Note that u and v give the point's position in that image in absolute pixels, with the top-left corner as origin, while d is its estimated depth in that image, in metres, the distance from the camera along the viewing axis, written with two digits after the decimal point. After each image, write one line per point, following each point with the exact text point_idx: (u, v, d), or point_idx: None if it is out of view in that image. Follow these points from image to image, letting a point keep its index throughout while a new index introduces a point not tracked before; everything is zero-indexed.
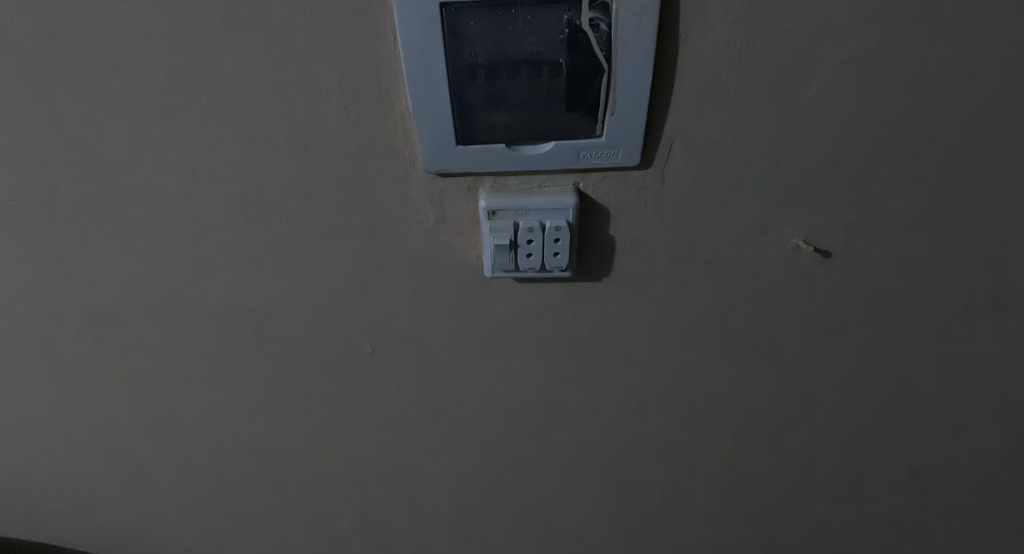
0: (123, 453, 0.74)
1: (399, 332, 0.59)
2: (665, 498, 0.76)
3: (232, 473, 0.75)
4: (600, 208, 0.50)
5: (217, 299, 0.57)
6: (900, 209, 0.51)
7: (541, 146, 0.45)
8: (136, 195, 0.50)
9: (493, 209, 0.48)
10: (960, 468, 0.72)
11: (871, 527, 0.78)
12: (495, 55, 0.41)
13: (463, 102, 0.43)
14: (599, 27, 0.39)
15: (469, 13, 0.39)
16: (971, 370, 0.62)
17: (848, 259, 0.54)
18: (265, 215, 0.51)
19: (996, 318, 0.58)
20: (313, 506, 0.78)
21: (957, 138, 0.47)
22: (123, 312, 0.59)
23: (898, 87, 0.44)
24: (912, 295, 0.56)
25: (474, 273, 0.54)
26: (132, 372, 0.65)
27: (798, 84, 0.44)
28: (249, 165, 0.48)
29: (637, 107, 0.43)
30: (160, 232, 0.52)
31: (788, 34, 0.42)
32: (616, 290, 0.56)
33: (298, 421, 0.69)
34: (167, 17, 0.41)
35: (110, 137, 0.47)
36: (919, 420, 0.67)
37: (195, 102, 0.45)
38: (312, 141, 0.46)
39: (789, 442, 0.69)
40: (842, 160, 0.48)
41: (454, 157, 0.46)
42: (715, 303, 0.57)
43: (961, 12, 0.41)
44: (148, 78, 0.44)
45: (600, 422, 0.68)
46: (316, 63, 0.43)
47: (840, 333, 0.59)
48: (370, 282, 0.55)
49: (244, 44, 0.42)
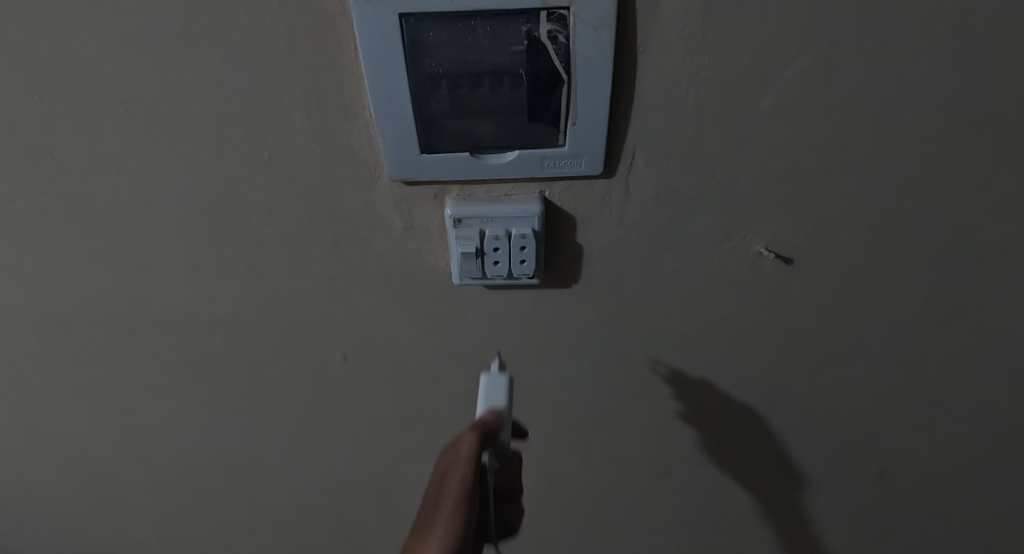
0: (97, 458, 0.74)
1: (371, 335, 0.60)
2: (637, 493, 0.78)
3: (209, 474, 0.76)
4: (567, 216, 0.51)
5: (187, 307, 0.57)
6: (858, 218, 0.52)
7: (505, 154, 0.46)
8: (98, 203, 0.50)
9: (459, 217, 0.49)
10: (923, 466, 0.74)
11: (840, 520, 0.81)
12: (456, 66, 0.41)
13: (426, 111, 0.43)
14: (558, 38, 0.40)
15: (427, 25, 0.39)
16: (929, 371, 0.64)
17: (810, 265, 0.55)
18: (232, 223, 0.51)
19: (953, 322, 0.59)
20: (294, 505, 0.80)
21: (909, 149, 0.48)
22: (89, 319, 0.59)
23: (851, 99, 0.45)
24: (871, 300, 0.57)
25: (444, 279, 0.55)
26: (102, 378, 0.64)
27: (756, 95, 0.45)
28: (212, 173, 0.48)
29: (598, 117, 0.43)
30: (123, 239, 0.52)
31: (744, 46, 0.42)
32: (585, 296, 0.57)
33: (274, 424, 0.69)
34: (120, 25, 0.40)
35: (67, 145, 0.46)
36: (881, 420, 0.69)
37: (155, 110, 0.44)
38: (276, 150, 0.46)
39: (756, 440, 0.71)
40: (800, 170, 0.49)
41: (418, 167, 0.46)
42: (680, 308, 0.58)
43: (910, 26, 0.42)
44: (104, 86, 0.43)
45: (571, 419, 0.69)
46: (275, 72, 0.43)
47: (803, 336, 0.60)
48: (340, 288, 0.56)
49: (202, 52, 0.42)
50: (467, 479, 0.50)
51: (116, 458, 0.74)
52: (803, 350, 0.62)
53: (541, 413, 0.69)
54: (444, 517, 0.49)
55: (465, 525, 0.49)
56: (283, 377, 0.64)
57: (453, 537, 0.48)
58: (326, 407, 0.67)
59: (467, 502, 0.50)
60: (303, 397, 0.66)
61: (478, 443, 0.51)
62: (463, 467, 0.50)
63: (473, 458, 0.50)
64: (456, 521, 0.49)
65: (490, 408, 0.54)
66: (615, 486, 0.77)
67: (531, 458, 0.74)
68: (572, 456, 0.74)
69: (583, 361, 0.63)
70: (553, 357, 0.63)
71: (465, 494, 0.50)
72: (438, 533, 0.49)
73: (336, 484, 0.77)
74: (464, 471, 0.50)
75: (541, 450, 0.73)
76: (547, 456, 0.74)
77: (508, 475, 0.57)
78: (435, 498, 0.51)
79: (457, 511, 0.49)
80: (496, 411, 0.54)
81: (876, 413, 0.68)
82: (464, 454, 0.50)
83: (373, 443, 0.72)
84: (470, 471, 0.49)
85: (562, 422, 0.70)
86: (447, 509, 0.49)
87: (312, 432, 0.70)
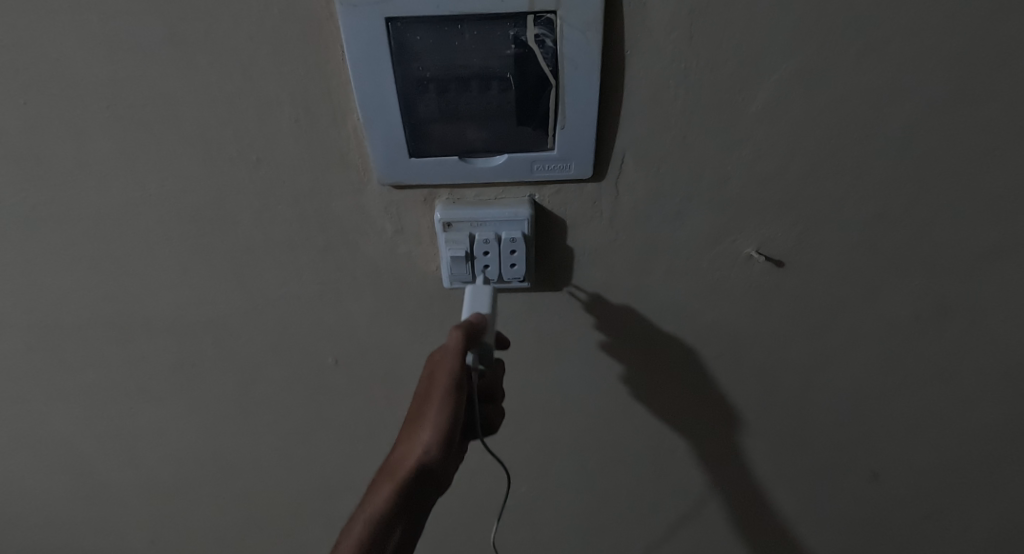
0: (88, 463, 0.74)
1: (362, 339, 0.60)
2: (631, 495, 0.78)
3: (201, 478, 0.75)
4: (557, 219, 0.51)
5: (176, 311, 0.57)
6: (848, 220, 0.52)
7: (494, 158, 0.46)
8: (86, 208, 0.50)
9: (448, 221, 0.49)
10: (916, 468, 0.74)
11: (834, 522, 0.81)
12: (444, 70, 0.41)
13: (414, 115, 0.43)
14: (545, 42, 0.40)
15: (415, 29, 0.39)
16: (921, 373, 0.64)
17: (800, 268, 0.55)
18: (221, 227, 0.51)
19: (944, 325, 0.59)
20: (287, 509, 0.79)
21: (898, 152, 0.48)
22: (77, 324, 0.58)
23: (839, 102, 0.45)
24: (862, 302, 0.57)
25: (435, 282, 0.55)
26: (92, 383, 0.64)
27: (744, 98, 0.45)
28: (200, 177, 0.48)
29: (586, 121, 0.43)
30: (111, 243, 0.52)
31: (732, 50, 0.42)
32: (576, 299, 0.57)
33: (266, 428, 0.69)
34: (105, 29, 0.40)
35: (53, 149, 0.46)
36: (873, 422, 0.69)
37: (141, 114, 0.44)
38: (264, 154, 0.46)
39: (749, 442, 0.71)
40: (789, 173, 0.49)
41: (407, 170, 0.46)
42: (672, 311, 0.58)
43: (897, 29, 0.42)
44: (90, 90, 0.43)
45: (564, 421, 0.69)
46: (262, 76, 0.42)
47: (794, 338, 0.60)
48: (331, 292, 0.56)
49: (188, 56, 0.41)
50: (453, 380, 0.47)
51: (107, 462, 0.74)
52: (794, 352, 0.62)
53: (533, 416, 0.69)
54: (433, 411, 0.49)
55: (452, 424, 0.49)
56: (274, 380, 0.64)
57: (440, 435, 0.48)
58: (318, 410, 0.67)
59: (454, 403, 0.48)
60: (294, 401, 0.66)
61: (463, 346, 0.47)
62: (449, 370, 0.47)
63: (460, 362, 0.47)
64: (444, 418, 0.48)
65: (474, 311, 0.50)
66: (609, 488, 0.77)
67: (524, 461, 0.74)
68: (566, 458, 0.73)
69: (575, 363, 0.63)
70: (546, 360, 0.63)
71: (451, 395, 0.48)
72: (428, 430, 0.49)
73: (329, 488, 0.76)
74: (450, 374, 0.47)
75: (534, 453, 0.73)
76: (541, 458, 0.73)
77: (494, 374, 0.54)
78: (424, 396, 0.50)
79: (445, 410, 0.48)
80: (480, 314, 0.49)
81: (868, 414, 0.68)
82: (449, 357, 0.47)
83: (365, 447, 0.71)
84: (456, 376, 0.47)
85: (555, 425, 0.70)
86: (436, 403, 0.49)
87: (304, 436, 0.70)
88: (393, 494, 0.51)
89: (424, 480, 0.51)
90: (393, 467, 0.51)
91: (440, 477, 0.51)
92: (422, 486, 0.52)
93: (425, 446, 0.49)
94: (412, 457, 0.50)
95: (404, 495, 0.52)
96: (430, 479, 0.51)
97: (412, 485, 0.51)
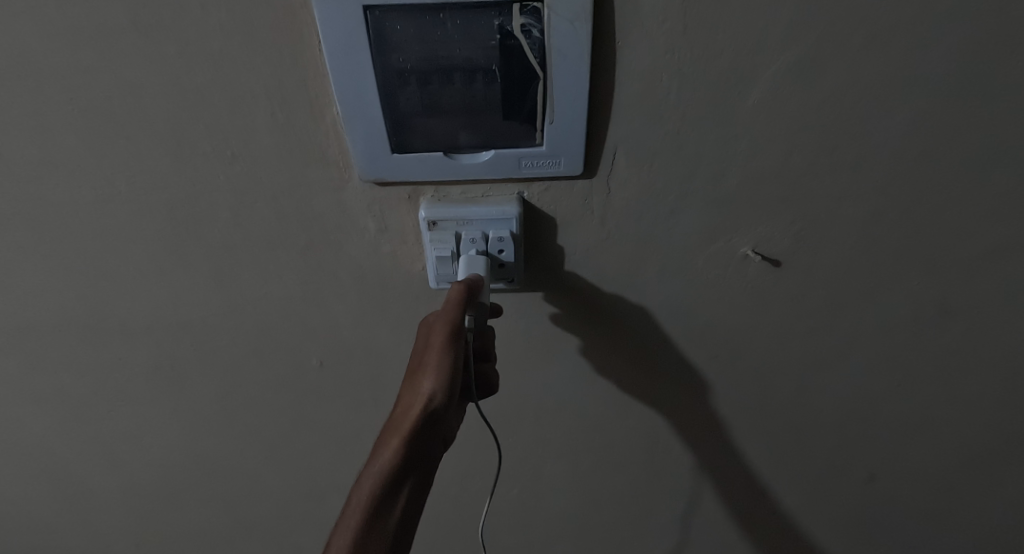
0: (67, 469, 0.72)
1: (347, 341, 0.58)
2: (626, 497, 0.77)
3: (183, 483, 0.74)
4: (546, 217, 0.49)
5: (153, 312, 0.55)
6: (847, 218, 0.50)
7: (481, 154, 0.44)
8: (53, 206, 0.48)
9: (433, 219, 0.47)
10: (913, 468, 0.73)
11: (830, 522, 0.80)
12: (426, 62, 0.39)
13: (396, 109, 0.41)
14: (531, 32, 0.38)
15: (394, 17, 0.37)
16: (918, 374, 0.62)
17: (797, 268, 0.53)
18: (197, 226, 0.49)
19: (944, 325, 0.58)
20: (274, 513, 0.78)
21: (899, 148, 0.46)
22: (48, 327, 0.56)
23: (837, 95, 0.43)
24: (860, 303, 0.56)
25: (421, 283, 0.53)
26: (68, 387, 0.62)
27: (739, 92, 0.43)
28: (173, 174, 0.46)
29: (576, 115, 0.41)
30: (81, 243, 0.50)
31: (727, 42, 0.41)
32: (567, 299, 0.55)
33: (250, 431, 0.67)
34: (64, 16, 0.38)
35: (16, 145, 0.44)
36: (869, 423, 0.67)
37: (108, 107, 0.42)
38: (239, 149, 0.44)
39: (745, 442, 0.70)
40: (787, 170, 0.47)
41: (389, 167, 0.44)
42: (665, 311, 0.56)
43: (897, 21, 0.40)
44: (51, 81, 0.41)
45: (556, 423, 0.68)
46: (234, 68, 0.40)
47: (790, 338, 0.59)
48: (314, 293, 0.54)
49: (154, 47, 0.39)
50: (454, 325, 0.44)
51: (86, 467, 0.72)
52: (790, 353, 0.60)
53: (525, 417, 0.67)
54: (433, 359, 0.44)
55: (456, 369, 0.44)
56: (258, 384, 0.62)
57: (442, 381, 0.43)
58: (303, 414, 0.65)
59: (456, 347, 0.44)
60: (278, 404, 0.64)
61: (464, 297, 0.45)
62: (450, 314, 0.44)
63: (461, 308, 0.44)
64: (447, 363, 0.44)
65: (470, 274, 0.47)
66: (603, 490, 0.76)
67: (516, 463, 0.72)
68: (559, 460, 0.72)
69: (566, 365, 0.62)
70: (537, 360, 0.61)
71: (452, 336, 0.44)
72: (429, 377, 0.44)
73: (317, 491, 0.75)
74: (451, 316, 0.44)
75: (526, 455, 0.71)
76: (532, 461, 0.72)
77: (486, 341, 0.51)
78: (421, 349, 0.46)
79: (448, 352, 0.44)
80: (475, 276, 0.47)
81: (865, 416, 0.67)
82: (451, 303, 0.44)
83: (353, 450, 0.70)
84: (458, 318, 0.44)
85: (547, 426, 0.68)
86: (436, 349, 0.44)
87: (290, 440, 0.68)
88: (394, 458, 0.44)
89: (426, 439, 0.45)
90: (390, 433, 0.45)
91: (442, 433, 0.45)
92: (424, 449, 0.45)
93: (428, 393, 0.43)
94: (412, 412, 0.44)
95: (405, 461, 0.45)
96: (431, 437, 0.45)
97: (413, 446, 0.44)
